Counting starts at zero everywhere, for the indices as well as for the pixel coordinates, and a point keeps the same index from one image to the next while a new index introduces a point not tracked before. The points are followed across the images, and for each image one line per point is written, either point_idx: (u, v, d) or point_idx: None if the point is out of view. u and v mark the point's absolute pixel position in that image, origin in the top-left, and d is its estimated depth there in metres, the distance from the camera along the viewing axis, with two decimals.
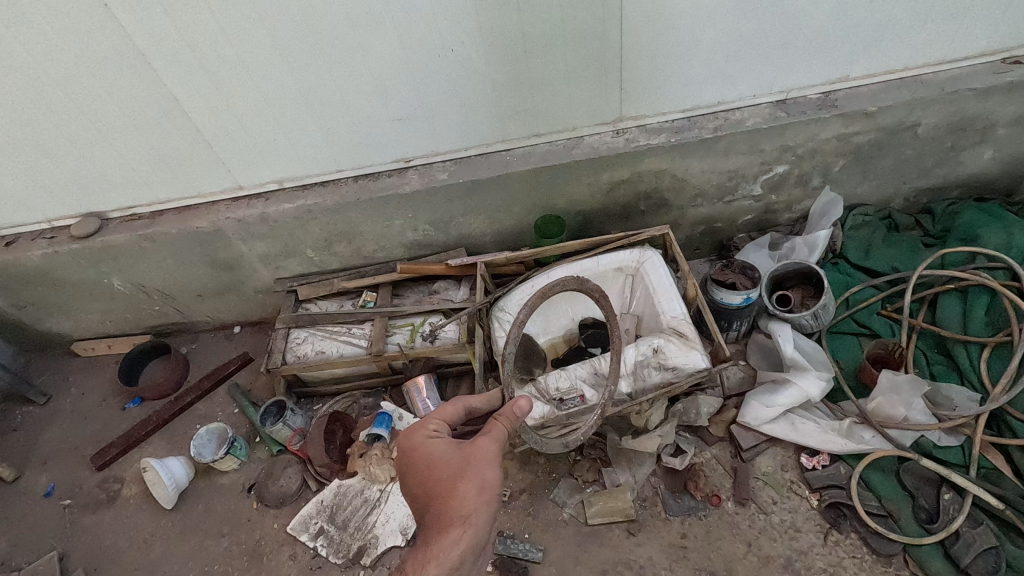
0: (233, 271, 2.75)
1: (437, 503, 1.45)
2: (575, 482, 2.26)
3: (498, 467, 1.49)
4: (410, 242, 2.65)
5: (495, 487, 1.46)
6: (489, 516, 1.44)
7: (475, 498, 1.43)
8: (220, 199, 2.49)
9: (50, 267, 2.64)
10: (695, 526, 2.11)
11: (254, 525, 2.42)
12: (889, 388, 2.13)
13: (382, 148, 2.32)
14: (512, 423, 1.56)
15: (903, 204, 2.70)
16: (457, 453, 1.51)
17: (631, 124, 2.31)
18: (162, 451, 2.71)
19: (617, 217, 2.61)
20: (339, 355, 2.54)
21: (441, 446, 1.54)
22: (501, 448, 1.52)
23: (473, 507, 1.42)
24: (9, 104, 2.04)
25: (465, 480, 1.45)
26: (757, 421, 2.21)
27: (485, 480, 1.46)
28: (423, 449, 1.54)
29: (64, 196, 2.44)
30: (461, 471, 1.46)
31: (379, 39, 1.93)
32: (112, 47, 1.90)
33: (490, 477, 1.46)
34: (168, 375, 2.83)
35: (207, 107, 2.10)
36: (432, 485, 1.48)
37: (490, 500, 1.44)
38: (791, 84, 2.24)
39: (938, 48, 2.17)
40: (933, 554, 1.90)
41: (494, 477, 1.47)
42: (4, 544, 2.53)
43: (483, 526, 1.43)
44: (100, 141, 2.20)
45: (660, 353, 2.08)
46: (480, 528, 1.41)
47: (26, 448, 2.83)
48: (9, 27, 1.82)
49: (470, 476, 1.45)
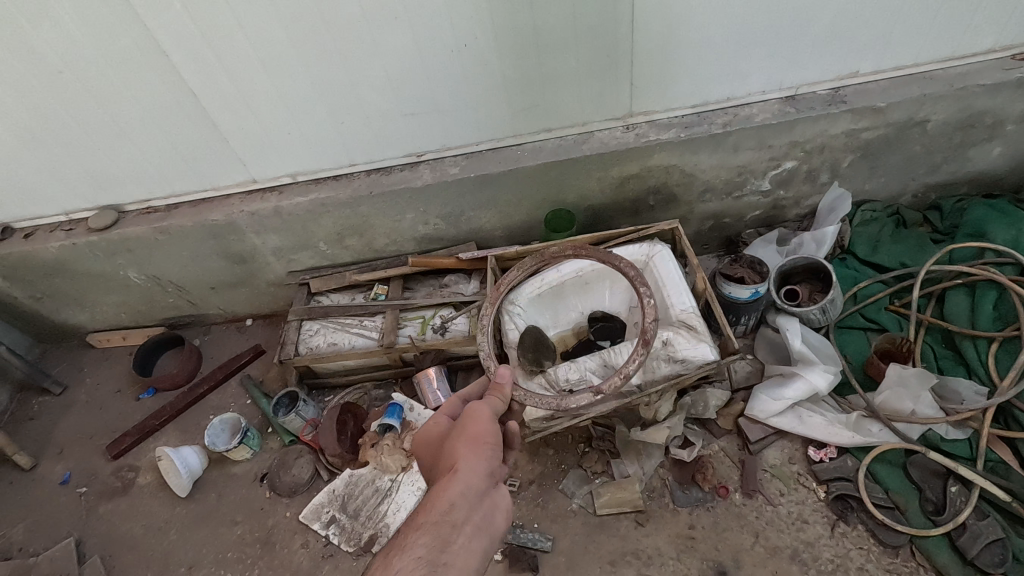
0: (247, 264, 2.79)
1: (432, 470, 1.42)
2: (584, 474, 2.29)
3: (487, 420, 1.47)
4: (421, 236, 2.68)
5: (485, 437, 1.42)
6: (480, 461, 1.36)
7: (462, 446, 1.39)
8: (234, 192, 2.53)
9: (67, 259, 2.69)
10: (703, 517, 2.13)
11: (267, 514, 2.46)
12: (896, 381, 2.15)
13: (394, 143, 2.35)
14: (500, 391, 1.60)
15: (911, 200, 2.72)
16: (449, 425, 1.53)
17: (641, 120, 2.33)
18: (175, 441, 2.75)
19: (626, 212, 2.64)
20: (350, 347, 2.57)
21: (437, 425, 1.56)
22: (491, 409, 1.52)
23: (460, 455, 1.37)
24: (31, 98, 2.08)
25: (454, 437, 1.44)
26: (764, 413, 2.23)
27: (472, 432, 1.43)
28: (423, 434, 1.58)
29: (83, 188, 2.48)
30: (449, 434, 1.47)
31: (394, 34, 1.95)
32: (131, 41, 1.93)
33: (476, 428, 1.43)
34: (182, 367, 2.87)
35: (223, 100, 2.13)
36: (429, 459, 1.47)
37: (478, 445, 1.39)
38: (801, 80, 2.26)
39: (947, 44, 2.18)
40: (940, 546, 1.91)
41: (481, 428, 1.44)
42: (22, 531, 2.58)
43: (474, 470, 1.33)
44: (118, 134, 2.24)
45: (669, 346, 2.11)
46: (469, 471, 1.33)
47: (43, 437, 2.88)
48: (34, 23, 1.87)
49: (457, 433, 1.44)
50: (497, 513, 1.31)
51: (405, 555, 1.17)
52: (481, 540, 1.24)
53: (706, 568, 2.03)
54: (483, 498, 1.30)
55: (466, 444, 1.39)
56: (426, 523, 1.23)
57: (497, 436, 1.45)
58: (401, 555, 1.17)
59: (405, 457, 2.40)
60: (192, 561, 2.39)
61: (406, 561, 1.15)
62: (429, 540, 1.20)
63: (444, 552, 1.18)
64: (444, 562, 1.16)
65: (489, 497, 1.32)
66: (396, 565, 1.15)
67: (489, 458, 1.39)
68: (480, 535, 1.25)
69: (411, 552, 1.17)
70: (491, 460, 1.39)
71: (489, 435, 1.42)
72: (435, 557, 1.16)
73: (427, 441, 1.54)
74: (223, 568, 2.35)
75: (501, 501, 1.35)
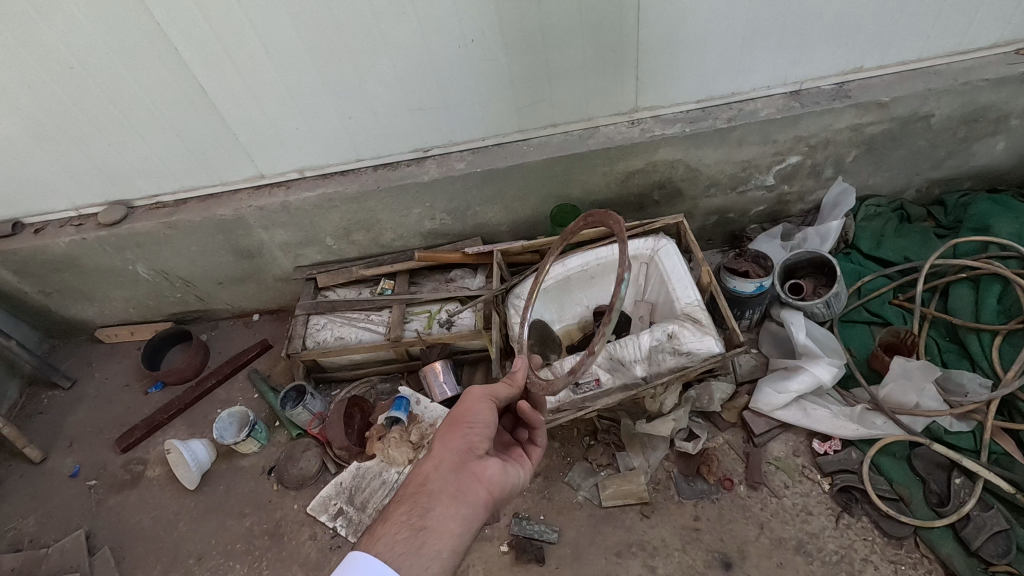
0: (254, 259, 2.81)
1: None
2: (590, 466, 2.31)
3: (472, 401, 1.54)
4: (427, 231, 2.70)
5: (467, 419, 1.52)
6: (455, 441, 1.49)
7: (446, 427, 1.54)
8: (242, 187, 2.56)
9: (76, 254, 2.71)
10: (707, 509, 2.15)
11: (275, 506, 2.48)
12: (900, 373, 2.17)
13: (401, 138, 2.37)
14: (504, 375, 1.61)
15: (915, 195, 2.73)
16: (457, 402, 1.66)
17: (646, 115, 2.35)
18: (184, 435, 2.78)
19: (631, 207, 2.66)
20: (357, 341, 2.60)
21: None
22: (485, 389, 1.57)
23: (441, 434, 1.52)
24: (43, 94, 2.11)
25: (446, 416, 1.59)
26: (769, 407, 2.25)
27: (457, 412, 1.55)
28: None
29: (93, 183, 2.51)
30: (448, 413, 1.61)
31: (402, 31, 1.97)
32: (143, 37, 1.95)
33: (459, 409, 1.54)
34: (190, 361, 2.89)
35: (234, 97, 2.16)
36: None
37: (455, 426, 1.51)
38: (805, 75, 2.27)
39: (951, 38, 2.19)
40: (944, 537, 1.93)
41: (464, 410, 1.54)
42: (32, 523, 2.60)
43: (448, 449, 1.49)
44: (129, 130, 2.27)
45: (674, 338, 2.12)
46: (442, 449, 1.49)
47: (53, 430, 2.91)
48: (47, 18, 1.89)
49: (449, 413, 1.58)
50: (474, 485, 1.44)
51: (390, 521, 1.41)
52: (456, 509, 1.40)
53: (711, 559, 2.04)
54: (457, 473, 1.45)
55: (447, 425, 1.54)
56: (409, 494, 1.46)
57: (483, 416, 1.52)
58: (387, 521, 1.42)
59: (412, 450, 2.39)
60: (201, 553, 2.41)
61: (391, 528, 1.39)
62: (410, 509, 1.41)
63: (421, 519, 1.38)
64: (422, 526, 1.37)
65: (464, 471, 1.46)
66: (383, 529, 1.40)
67: (468, 437, 1.50)
68: (457, 504, 1.41)
69: (394, 520, 1.40)
70: (470, 439, 1.50)
71: (470, 416, 1.52)
72: (413, 523, 1.38)
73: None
74: (232, 559, 2.37)
75: (483, 474, 1.47)
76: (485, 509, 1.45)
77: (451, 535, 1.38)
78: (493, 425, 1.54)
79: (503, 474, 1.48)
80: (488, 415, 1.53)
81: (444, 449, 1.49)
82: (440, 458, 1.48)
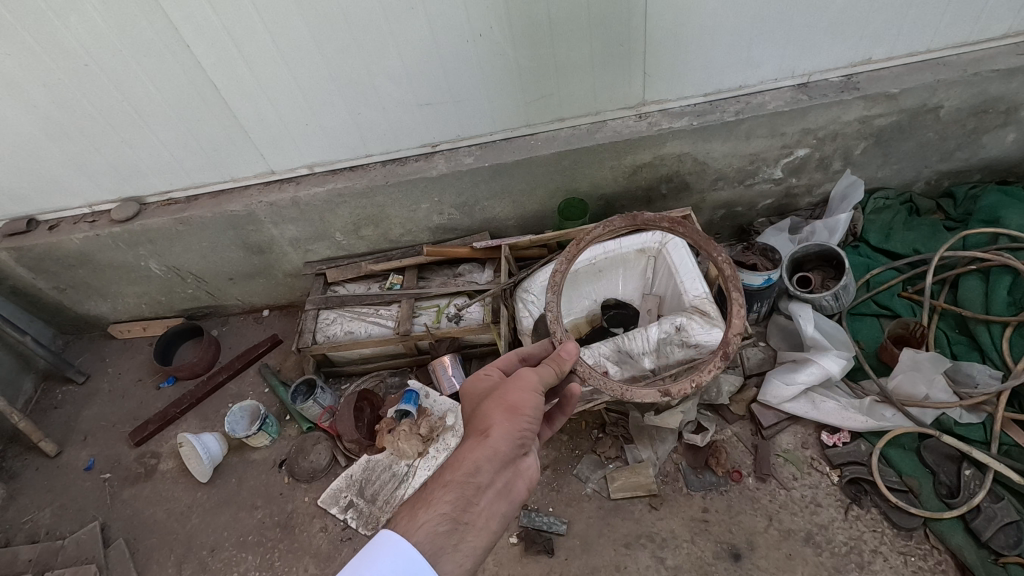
0: (264, 255, 2.84)
1: (467, 423, 1.43)
2: (598, 458, 2.33)
3: (531, 389, 1.41)
4: (435, 226, 2.72)
5: (525, 409, 1.38)
6: (513, 432, 1.34)
7: (498, 413, 1.37)
8: (252, 183, 2.58)
9: (90, 250, 2.74)
10: (717, 501, 2.16)
11: (286, 498, 2.51)
12: (910, 365, 2.16)
13: (409, 134, 2.39)
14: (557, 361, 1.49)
15: (924, 187, 2.72)
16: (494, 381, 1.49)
17: (654, 108, 2.35)
18: (196, 429, 2.81)
19: (639, 201, 2.66)
20: (367, 335, 2.62)
21: (484, 378, 1.53)
22: (541, 375, 1.45)
23: (495, 420, 1.36)
24: (57, 91, 2.14)
25: (493, 397, 1.41)
26: (777, 399, 2.26)
27: (513, 397, 1.40)
28: (469, 380, 1.56)
29: (106, 180, 2.54)
30: (491, 393, 1.43)
31: (410, 24, 1.98)
32: (155, 33, 1.97)
33: (517, 396, 1.39)
34: (202, 356, 2.91)
35: (244, 94, 2.18)
36: (469, 411, 1.47)
37: (515, 415, 1.36)
38: (813, 67, 2.27)
39: (962, 28, 2.18)
40: (955, 529, 1.92)
41: (523, 397, 1.39)
42: (48, 515, 2.64)
43: (504, 439, 1.33)
44: (141, 127, 2.30)
45: (683, 331, 2.13)
46: (499, 439, 1.33)
47: (68, 424, 2.96)
48: (61, 16, 1.91)
49: (498, 395, 1.40)
50: (520, 481, 1.35)
51: (431, 507, 1.25)
52: (502, 505, 1.30)
53: (719, 551, 2.05)
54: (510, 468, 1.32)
55: (502, 411, 1.37)
56: (451, 481, 1.29)
57: (540, 407, 1.41)
58: (427, 507, 1.26)
59: (422, 443, 2.39)
60: (214, 544, 2.44)
61: (432, 514, 1.24)
62: (454, 499, 1.26)
63: (465, 513, 1.25)
64: (463, 521, 1.24)
65: (514, 466, 1.35)
66: (423, 516, 1.24)
67: (523, 428, 1.38)
68: (501, 499, 1.31)
69: (436, 507, 1.25)
70: (525, 430, 1.37)
71: (529, 407, 1.39)
72: (456, 516, 1.24)
73: (471, 390, 1.52)
74: (244, 550, 2.40)
75: (525, 468, 1.39)
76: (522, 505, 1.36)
77: (490, 532, 1.26)
78: (542, 417, 1.44)
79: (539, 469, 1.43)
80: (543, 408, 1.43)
81: (498, 437, 1.34)
82: (495, 447, 1.32)
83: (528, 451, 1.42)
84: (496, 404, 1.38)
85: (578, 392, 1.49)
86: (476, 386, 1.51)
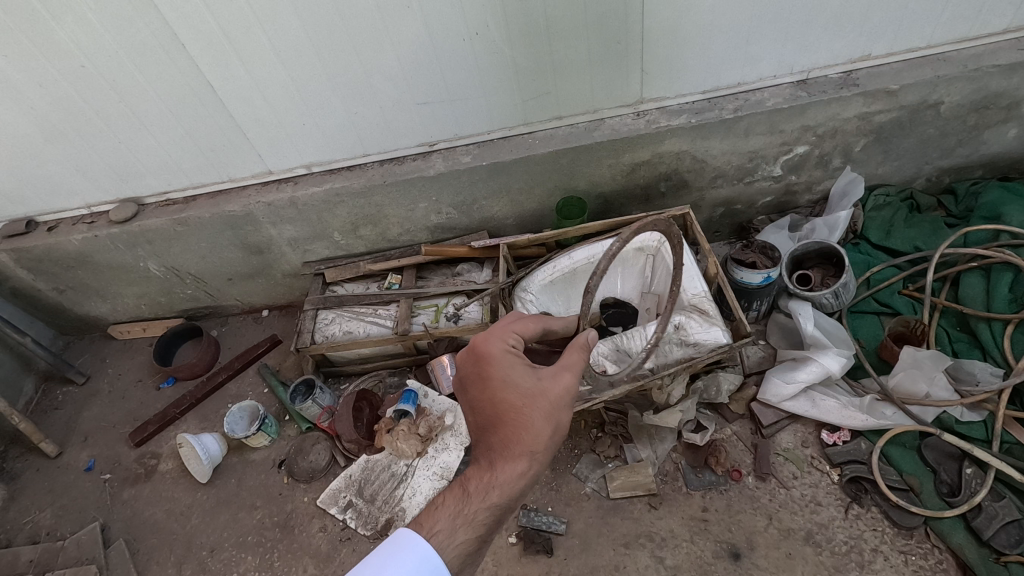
0: (263, 255, 2.84)
1: (502, 427, 1.38)
2: (598, 458, 2.32)
3: (571, 405, 1.44)
4: (434, 225, 2.72)
5: (565, 425, 1.42)
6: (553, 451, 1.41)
7: (545, 432, 1.38)
8: (250, 183, 2.57)
9: (89, 251, 2.75)
10: (716, 500, 2.15)
11: (285, 499, 2.51)
12: (911, 363, 2.15)
13: (406, 133, 2.38)
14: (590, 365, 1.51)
15: (925, 184, 2.70)
16: (536, 383, 1.42)
17: (652, 106, 2.34)
18: (196, 429, 2.81)
19: (638, 199, 2.65)
20: (365, 335, 2.61)
21: (521, 374, 1.43)
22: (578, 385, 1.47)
23: (543, 440, 1.37)
24: (56, 93, 2.14)
25: (539, 410, 1.38)
26: (777, 397, 2.25)
27: (559, 415, 1.41)
28: (499, 367, 1.44)
29: (104, 181, 2.54)
30: (537, 403, 1.39)
31: (407, 23, 1.97)
32: (151, 34, 1.96)
33: (563, 413, 1.41)
34: (202, 356, 2.92)
35: (241, 95, 2.18)
36: (501, 412, 1.39)
37: (560, 435, 1.41)
38: (812, 64, 2.25)
39: (962, 24, 2.16)
40: (956, 528, 1.91)
41: (566, 413, 1.42)
42: (48, 516, 2.64)
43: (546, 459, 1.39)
44: (139, 128, 2.30)
45: (682, 329, 2.14)
46: (544, 460, 1.38)
47: (68, 425, 2.96)
48: (58, 17, 1.91)
49: (546, 410, 1.39)
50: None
51: (469, 525, 1.26)
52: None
53: (719, 550, 2.04)
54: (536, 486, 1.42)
55: (549, 431, 1.38)
56: (496, 502, 1.31)
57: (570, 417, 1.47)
58: (466, 525, 1.26)
59: (420, 442, 2.39)
60: (213, 545, 2.44)
61: (468, 534, 1.26)
62: (493, 520, 1.30)
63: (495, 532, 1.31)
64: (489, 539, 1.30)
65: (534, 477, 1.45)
66: (465, 536, 1.25)
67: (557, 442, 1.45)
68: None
69: (473, 527, 1.27)
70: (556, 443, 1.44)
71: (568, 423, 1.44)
72: (486, 537, 1.29)
73: (503, 381, 1.42)
74: (244, 551, 2.40)
75: None
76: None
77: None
78: None
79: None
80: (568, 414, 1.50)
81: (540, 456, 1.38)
82: (537, 468, 1.38)
83: None
84: (546, 422, 1.37)
85: None
86: (511, 380, 1.42)
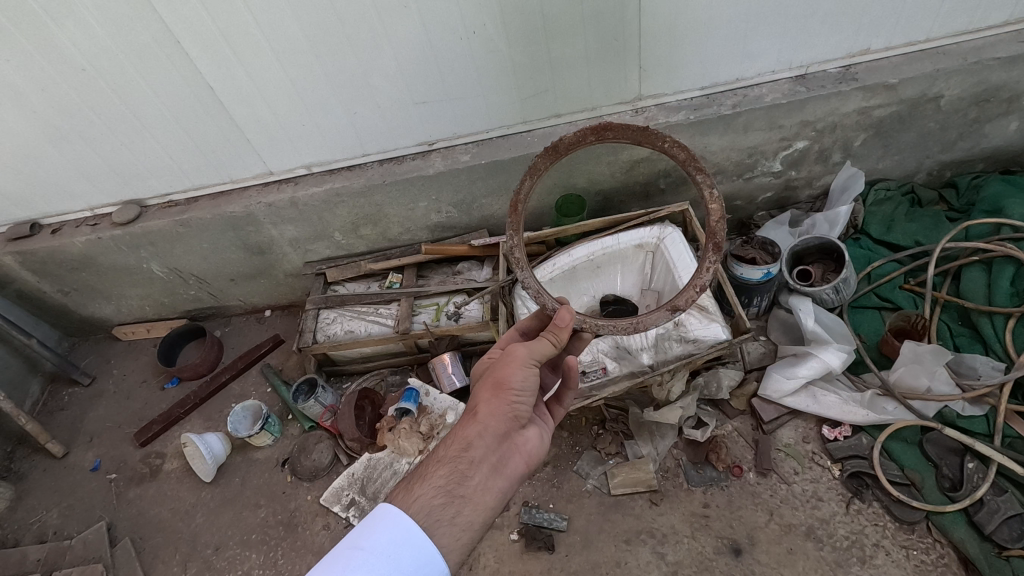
0: (264, 255, 2.85)
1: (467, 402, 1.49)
2: (598, 455, 2.33)
3: (520, 365, 1.41)
4: (434, 224, 2.73)
5: (512, 386, 1.39)
6: (502, 409, 1.38)
7: (487, 391, 1.41)
8: (251, 183, 2.59)
9: (92, 253, 2.77)
10: (717, 496, 2.15)
11: (290, 497, 2.52)
12: (912, 358, 2.14)
13: (406, 134, 2.39)
14: (556, 330, 1.45)
15: (926, 178, 2.69)
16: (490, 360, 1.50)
17: (650, 103, 2.34)
18: (200, 428, 2.84)
19: (638, 196, 2.65)
20: (366, 334, 2.62)
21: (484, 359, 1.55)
22: (531, 351, 1.43)
23: (485, 400, 1.39)
24: (57, 96, 2.16)
25: (484, 377, 1.45)
26: (778, 393, 2.26)
27: (501, 375, 1.41)
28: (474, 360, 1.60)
29: (108, 184, 2.57)
30: (485, 372, 1.46)
31: (404, 23, 1.98)
32: (150, 38, 1.98)
33: (507, 374, 1.40)
34: (205, 357, 2.94)
35: (242, 98, 2.20)
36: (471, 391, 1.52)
37: (500, 393, 1.39)
38: (811, 59, 2.25)
39: (961, 17, 2.15)
40: (958, 522, 1.91)
41: (513, 374, 1.40)
42: (55, 515, 2.67)
43: (495, 416, 1.37)
44: (142, 132, 2.32)
45: (682, 327, 2.18)
46: (490, 416, 1.37)
47: (74, 426, 2.99)
48: (58, 22, 1.93)
49: (489, 375, 1.43)
50: (516, 456, 1.39)
51: (426, 481, 1.30)
52: (497, 481, 1.33)
53: (720, 545, 2.04)
54: (504, 444, 1.36)
55: (490, 388, 1.40)
56: (446, 456, 1.34)
57: (529, 381, 1.41)
58: (423, 482, 1.31)
59: (422, 441, 2.40)
60: (218, 543, 2.46)
61: (429, 488, 1.29)
62: (448, 473, 1.30)
63: (460, 486, 1.28)
64: (458, 494, 1.27)
65: (510, 442, 1.39)
66: (420, 490, 1.29)
67: (514, 404, 1.40)
68: (496, 475, 1.34)
69: (431, 480, 1.30)
70: (516, 405, 1.40)
71: (515, 382, 1.40)
72: (452, 489, 1.28)
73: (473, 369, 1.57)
74: (248, 549, 2.42)
75: (523, 444, 1.42)
76: (518, 479, 1.39)
77: (486, 507, 1.30)
78: (535, 390, 1.44)
79: (540, 445, 1.46)
80: (532, 380, 1.42)
81: (486, 418, 1.37)
82: (484, 425, 1.36)
83: (528, 428, 1.45)
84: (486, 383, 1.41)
85: (575, 365, 1.48)
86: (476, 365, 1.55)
